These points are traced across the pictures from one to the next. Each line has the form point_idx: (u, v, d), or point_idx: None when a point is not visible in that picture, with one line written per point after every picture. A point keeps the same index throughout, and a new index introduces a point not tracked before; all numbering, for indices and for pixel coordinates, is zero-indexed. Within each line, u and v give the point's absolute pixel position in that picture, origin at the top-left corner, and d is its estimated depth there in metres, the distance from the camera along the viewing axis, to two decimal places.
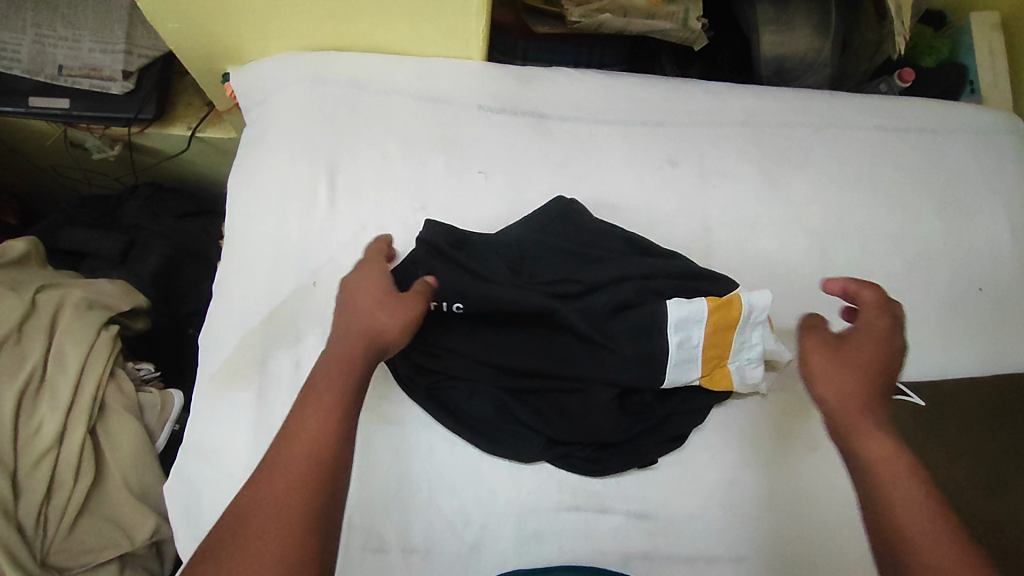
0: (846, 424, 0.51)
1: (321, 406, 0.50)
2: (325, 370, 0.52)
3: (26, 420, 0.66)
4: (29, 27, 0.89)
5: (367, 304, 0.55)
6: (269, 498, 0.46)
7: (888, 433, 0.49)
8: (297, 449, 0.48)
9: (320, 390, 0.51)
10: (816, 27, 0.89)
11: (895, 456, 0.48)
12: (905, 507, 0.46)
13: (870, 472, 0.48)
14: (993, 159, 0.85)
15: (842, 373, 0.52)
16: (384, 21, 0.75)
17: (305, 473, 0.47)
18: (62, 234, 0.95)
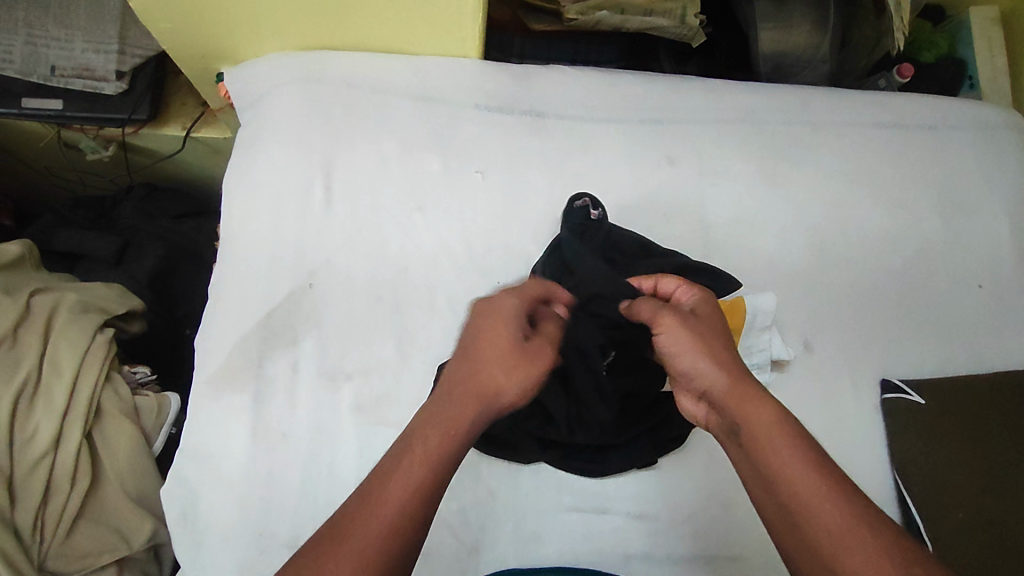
0: (732, 398, 0.49)
1: (440, 442, 0.46)
2: (448, 405, 0.48)
3: (21, 426, 0.65)
4: (21, 27, 0.88)
5: (500, 350, 0.51)
6: (369, 537, 0.42)
7: (752, 407, 0.48)
8: (400, 491, 0.44)
9: (436, 428, 0.47)
10: (816, 22, 0.87)
11: (762, 428, 0.47)
12: (793, 479, 0.44)
13: (756, 444, 0.47)
14: (994, 156, 0.84)
15: (704, 344, 0.51)
16: (380, 19, 0.74)
17: (411, 513, 0.44)
18: (57, 236, 0.94)
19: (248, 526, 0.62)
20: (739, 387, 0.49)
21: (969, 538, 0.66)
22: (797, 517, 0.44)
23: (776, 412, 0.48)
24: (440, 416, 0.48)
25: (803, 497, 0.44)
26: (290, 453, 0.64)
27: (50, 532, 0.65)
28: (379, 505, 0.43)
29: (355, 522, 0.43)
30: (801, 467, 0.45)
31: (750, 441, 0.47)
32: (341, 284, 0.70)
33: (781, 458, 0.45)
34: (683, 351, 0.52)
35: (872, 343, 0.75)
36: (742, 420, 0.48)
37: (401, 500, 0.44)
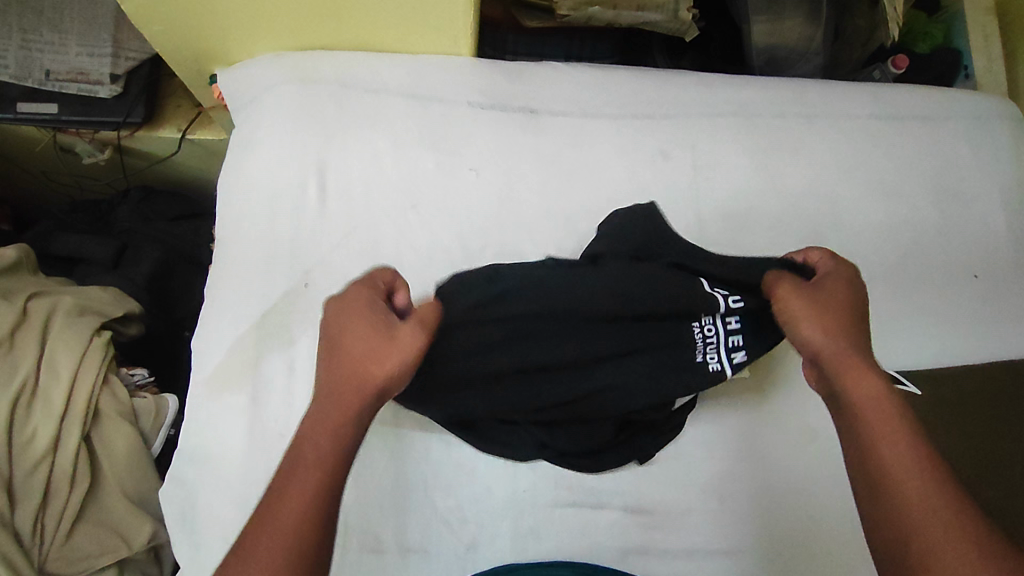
0: (842, 368, 0.49)
1: (309, 468, 0.44)
2: (309, 425, 0.46)
3: (19, 429, 0.65)
4: (15, 32, 0.88)
5: (365, 345, 0.48)
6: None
7: (878, 375, 0.48)
8: (291, 499, 0.43)
9: (302, 460, 0.45)
10: (808, 15, 0.87)
11: (884, 399, 0.46)
12: (897, 455, 0.44)
13: (863, 417, 0.46)
14: (990, 145, 0.84)
15: (831, 317, 0.51)
16: (371, 18, 0.74)
17: (287, 551, 0.41)
18: (55, 240, 0.95)
19: None
20: (854, 363, 0.49)
21: None
22: (891, 487, 0.43)
23: (885, 390, 0.47)
24: (303, 448, 0.45)
25: (903, 473, 0.43)
26: None
27: (50, 534, 0.65)
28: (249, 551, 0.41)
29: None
30: (909, 446, 0.44)
31: (855, 411, 0.47)
32: (336, 284, 0.70)
33: (892, 433, 0.45)
34: (803, 318, 0.52)
35: (869, 335, 0.75)
36: (852, 389, 0.47)
37: (268, 541, 0.41)
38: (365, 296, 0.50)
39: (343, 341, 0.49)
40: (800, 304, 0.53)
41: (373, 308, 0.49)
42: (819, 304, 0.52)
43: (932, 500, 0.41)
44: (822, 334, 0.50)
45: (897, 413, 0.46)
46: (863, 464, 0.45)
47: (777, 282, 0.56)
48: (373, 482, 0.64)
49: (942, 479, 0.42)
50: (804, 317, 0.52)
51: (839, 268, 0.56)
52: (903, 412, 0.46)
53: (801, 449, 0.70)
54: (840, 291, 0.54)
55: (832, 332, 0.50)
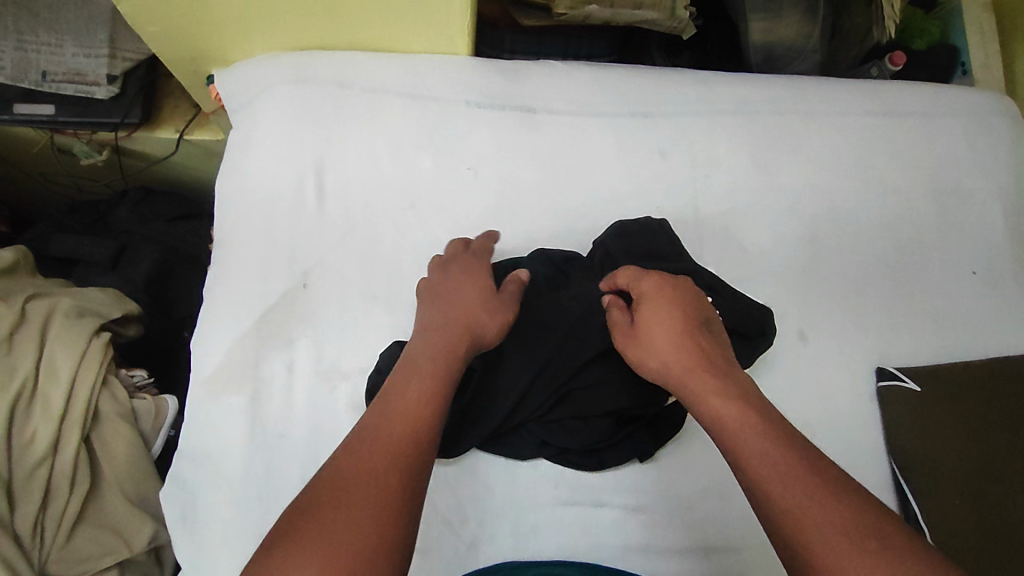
0: (689, 386, 0.52)
1: (412, 399, 0.48)
2: (411, 368, 0.51)
3: (19, 431, 0.65)
4: (10, 33, 0.87)
5: (466, 307, 0.57)
6: (354, 493, 0.42)
7: (721, 388, 0.50)
8: (394, 417, 0.47)
9: (403, 397, 0.48)
10: (805, 12, 0.87)
11: (728, 410, 0.48)
12: (751, 454, 0.45)
13: (718, 427, 0.48)
14: (987, 141, 0.84)
15: (656, 340, 0.55)
16: (368, 18, 0.74)
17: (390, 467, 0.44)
18: (53, 241, 0.95)
19: (248, 525, 0.62)
20: (700, 376, 0.51)
21: (965, 523, 0.66)
22: (756, 489, 0.44)
23: (733, 394, 0.50)
24: (405, 386, 0.49)
25: (761, 470, 0.44)
26: (288, 452, 0.65)
27: (50, 536, 0.65)
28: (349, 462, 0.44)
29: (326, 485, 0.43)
30: (762, 440, 0.46)
31: (710, 426, 0.49)
32: (336, 284, 0.70)
33: (740, 435, 0.47)
34: (638, 358, 0.56)
35: (867, 331, 0.75)
36: (703, 403, 0.50)
37: (373, 455, 0.44)
38: (459, 276, 0.61)
39: (443, 303, 0.58)
40: (630, 342, 0.57)
41: (472, 285, 0.60)
42: (641, 336, 0.56)
43: (793, 493, 0.43)
44: (660, 368, 0.54)
45: (747, 412, 0.48)
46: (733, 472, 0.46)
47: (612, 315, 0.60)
48: None
49: (798, 465, 0.44)
50: (637, 351, 0.56)
51: (647, 278, 0.59)
52: (751, 411, 0.48)
53: None
54: (661, 307, 0.56)
55: (668, 363, 0.54)
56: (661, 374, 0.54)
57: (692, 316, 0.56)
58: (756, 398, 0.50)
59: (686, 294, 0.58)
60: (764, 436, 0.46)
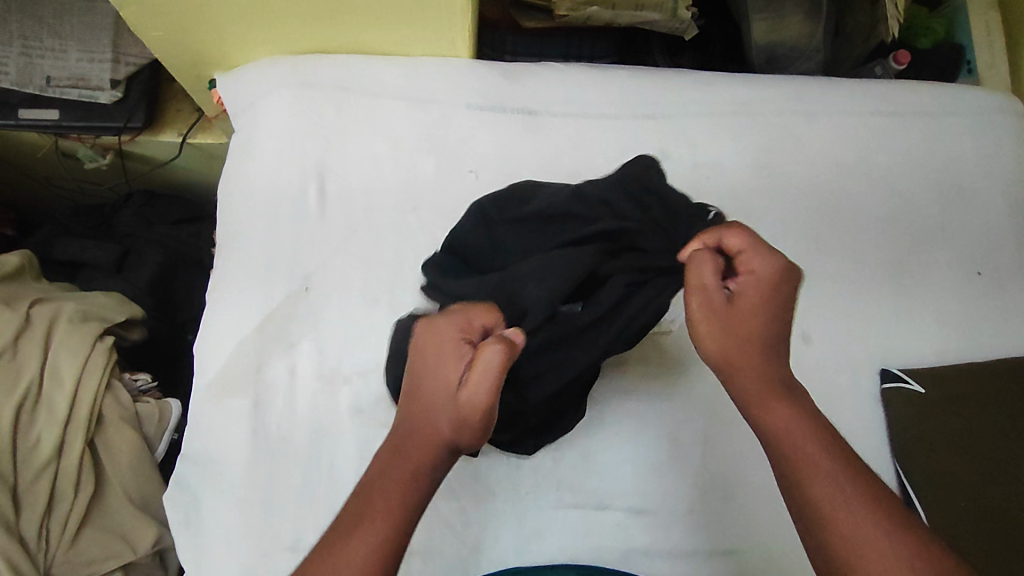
0: (756, 395, 0.51)
1: (400, 484, 0.46)
2: (404, 443, 0.48)
3: (24, 435, 0.66)
4: (15, 39, 0.88)
5: (437, 399, 0.47)
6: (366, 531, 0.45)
7: (788, 404, 0.51)
8: (412, 451, 0.48)
9: (391, 478, 0.47)
10: (807, 12, 0.87)
11: (793, 428, 0.49)
12: (819, 475, 0.47)
13: (782, 444, 0.49)
14: (992, 141, 0.84)
15: (738, 337, 0.52)
16: (369, 21, 0.74)
17: (366, 563, 0.43)
18: (57, 245, 0.95)
19: (251, 529, 0.62)
20: (766, 383, 0.51)
21: (969, 526, 0.66)
22: (824, 512, 0.46)
23: (798, 409, 0.50)
24: (393, 468, 0.47)
25: (826, 493, 0.46)
26: (290, 456, 0.65)
27: (55, 539, 0.66)
28: (345, 547, 0.44)
29: (324, 563, 0.44)
30: (826, 463, 0.48)
31: (774, 439, 0.50)
32: (337, 287, 0.70)
33: (807, 455, 0.48)
34: (713, 341, 0.52)
35: (871, 332, 0.75)
36: (768, 417, 0.50)
37: (387, 489, 0.46)
38: (446, 338, 0.48)
39: (423, 385, 0.49)
40: (708, 321, 0.52)
41: (451, 359, 0.47)
42: (721, 322, 0.52)
43: (860, 519, 0.45)
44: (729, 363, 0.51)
45: (811, 431, 0.49)
46: (795, 488, 0.48)
47: (690, 277, 0.52)
48: None
49: (861, 490, 0.47)
50: (710, 334, 0.52)
51: (760, 258, 0.52)
52: (817, 431, 0.49)
53: None
54: (759, 301, 0.52)
55: (734, 359, 0.51)
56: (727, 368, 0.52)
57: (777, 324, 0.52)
58: (813, 413, 0.51)
59: (786, 283, 0.52)
60: (831, 461, 0.48)
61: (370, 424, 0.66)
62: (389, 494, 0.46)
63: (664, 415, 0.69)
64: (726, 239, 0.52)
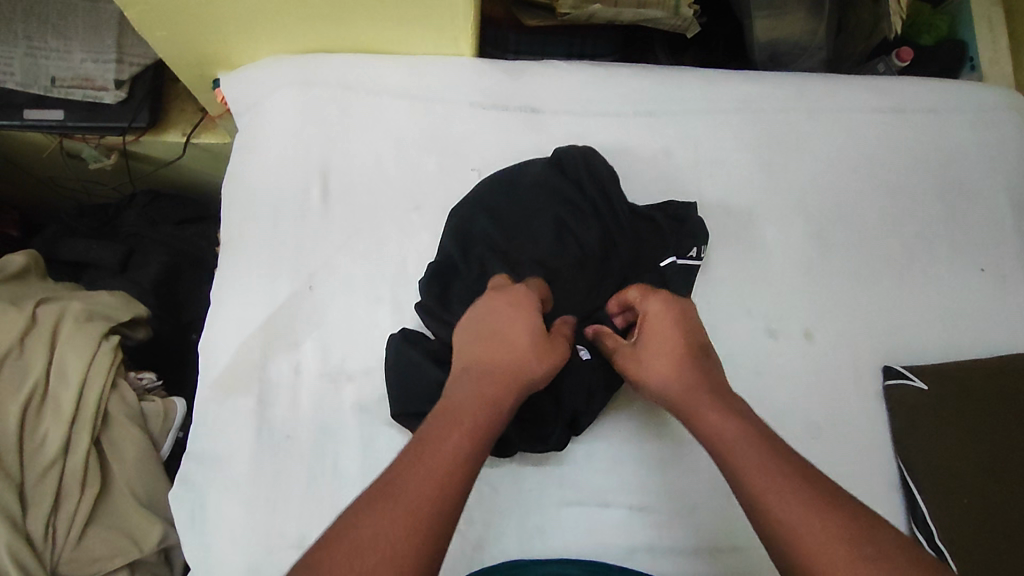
0: (689, 406, 0.55)
1: (484, 400, 0.51)
2: (480, 369, 0.53)
3: (30, 434, 0.66)
4: (20, 40, 0.89)
5: (513, 345, 0.55)
6: (422, 474, 0.45)
7: (727, 408, 0.53)
8: (467, 408, 0.50)
9: (473, 394, 0.51)
10: (810, 9, 0.87)
11: (731, 427, 0.52)
12: (749, 465, 0.49)
13: (717, 446, 0.51)
14: (995, 138, 0.83)
15: (657, 362, 0.57)
16: (372, 21, 0.74)
17: (457, 459, 0.46)
18: (63, 245, 0.96)
19: (255, 527, 0.63)
20: (696, 393, 0.55)
21: (974, 521, 0.66)
22: (756, 500, 0.47)
23: (730, 412, 0.53)
24: (461, 408, 0.50)
25: (758, 480, 0.48)
26: (294, 453, 0.65)
27: (62, 537, 0.66)
28: (433, 448, 0.47)
29: (408, 468, 0.45)
30: (753, 452, 0.49)
31: (710, 444, 0.52)
32: (341, 285, 0.70)
33: (737, 449, 0.50)
34: (641, 370, 0.58)
35: (874, 329, 0.75)
36: (703, 426, 0.53)
37: (442, 440, 0.47)
38: (523, 296, 0.58)
39: (499, 331, 0.55)
40: (629, 357, 0.60)
41: (533, 313, 0.57)
42: (640, 352, 0.59)
43: (795, 500, 0.46)
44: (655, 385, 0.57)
45: (744, 429, 0.51)
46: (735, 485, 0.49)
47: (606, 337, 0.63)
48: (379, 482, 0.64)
49: (792, 474, 0.48)
50: (638, 366, 0.59)
51: (655, 300, 0.61)
52: (748, 429, 0.51)
53: (807, 445, 0.69)
54: (665, 330, 0.59)
55: (662, 380, 0.56)
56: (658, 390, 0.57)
57: (692, 344, 0.58)
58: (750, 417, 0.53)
59: (687, 314, 0.60)
60: (768, 453, 0.49)
61: (375, 421, 0.66)
62: (471, 408, 0.50)
63: (664, 413, 0.68)
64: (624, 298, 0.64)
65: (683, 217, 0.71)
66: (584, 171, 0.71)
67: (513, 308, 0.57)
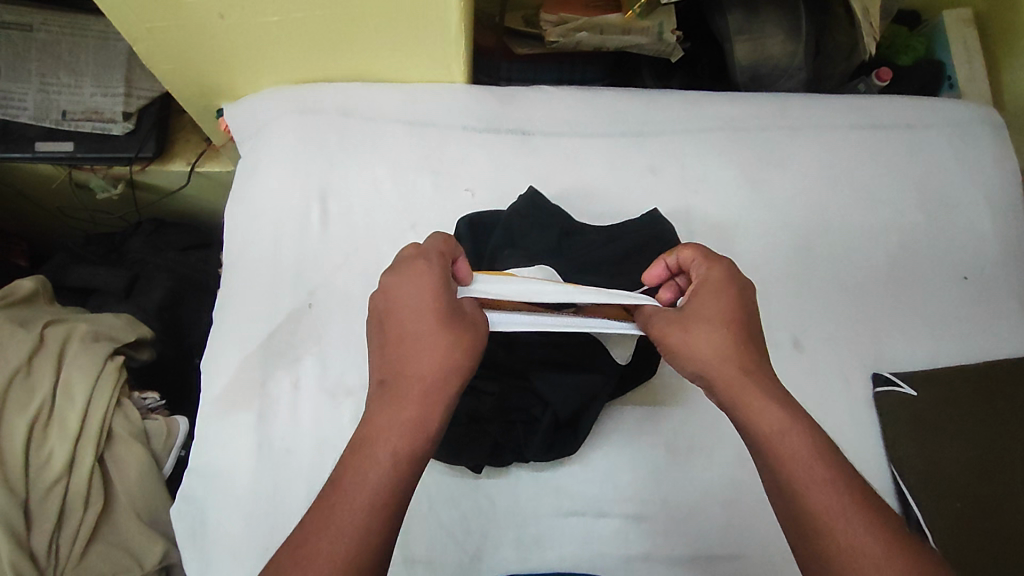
0: (737, 383, 0.51)
1: (419, 405, 0.48)
2: (406, 378, 0.49)
3: (35, 453, 0.68)
4: (34, 76, 0.93)
5: (436, 336, 0.50)
6: (349, 509, 0.44)
7: (774, 402, 0.50)
8: (397, 420, 0.48)
9: (404, 396, 0.49)
10: (789, 33, 0.90)
11: (781, 423, 0.49)
12: (798, 464, 0.47)
13: (749, 419, 0.50)
14: (974, 150, 0.86)
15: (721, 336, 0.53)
16: (367, 51, 0.77)
17: (383, 486, 0.45)
18: (70, 272, 0.99)
19: (255, 541, 0.64)
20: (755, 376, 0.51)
21: (963, 522, 0.67)
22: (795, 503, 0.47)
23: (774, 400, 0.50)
24: (390, 424, 0.47)
25: (802, 478, 0.47)
26: (294, 467, 0.66)
27: (64, 555, 0.67)
28: (360, 483, 0.45)
29: (336, 496, 0.45)
30: (792, 435, 0.48)
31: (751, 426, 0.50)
32: (339, 303, 0.72)
33: (783, 428, 0.49)
34: (703, 343, 0.53)
35: (860, 336, 0.77)
36: (749, 397, 0.51)
37: (367, 462, 0.46)
38: (429, 269, 0.53)
39: (410, 327, 0.51)
40: (694, 325, 0.54)
41: (447, 299, 0.52)
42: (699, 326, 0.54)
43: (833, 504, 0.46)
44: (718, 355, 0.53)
45: (791, 424, 0.49)
46: (765, 470, 0.49)
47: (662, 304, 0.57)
48: None
49: (822, 464, 0.47)
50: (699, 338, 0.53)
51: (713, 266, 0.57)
52: (789, 409, 0.50)
53: None
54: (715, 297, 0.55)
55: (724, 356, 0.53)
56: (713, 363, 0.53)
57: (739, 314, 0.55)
58: (780, 392, 0.51)
59: (738, 283, 0.56)
60: (819, 462, 0.47)
61: None
62: (395, 424, 0.47)
63: (659, 421, 0.70)
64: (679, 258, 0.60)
65: (656, 231, 0.72)
66: (545, 209, 0.73)
67: (423, 282, 0.52)
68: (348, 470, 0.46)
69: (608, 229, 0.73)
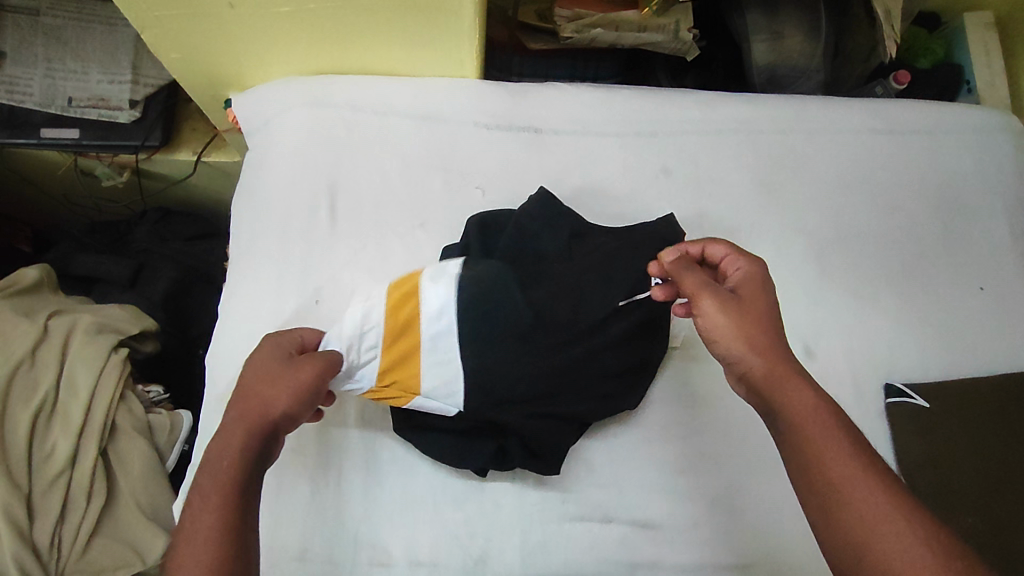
0: (771, 368, 0.52)
1: (248, 435, 0.52)
2: (237, 419, 0.53)
3: (38, 446, 0.68)
4: (40, 61, 0.92)
5: (269, 378, 0.55)
6: (196, 537, 0.46)
7: (809, 384, 0.51)
8: (224, 454, 0.51)
9: (232, 434, 0.52)
10: (807, 34, 0.89)
11: (813, 403, 0.50)
12: (826, 445, 0.47)
13: (778, 400, 0.51)
14: (994, 159, 0.84)
15: (746, 320, 0.54)
16: (378, 44, 0.76)
17: (222, 506, 0.48)
18: (74, 261, 0.98)
19: None
20: (775, 359, 0.52)
21: (973, 537, 0.66)
22: (821, 475, 0.47)
23: (808, 386, 0.51)
24: (223, 458, 0.51)
25: (827, 455, 0.47)
26: (298, 466, 0.65)
27: (66, 549, 0.66)
28: (190, 524, 0.47)
29: (183, 532, 0.47)
30: (823, 416, 0.49)
31: (785, 412, 0.50)
32: (347, 301, 0.71)
33: (810, 407, 0.50)
34: (722, 324, 0.54)
35: (873, 347, 0.76)
36: (776, 381, 0.51)
37: (204, 495, 0.49)
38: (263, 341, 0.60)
39: (250, 377, 0.56)
40: (719, 303, 0.55)
41: (279, 360, 0.57)
42: (734, 311, 0.54)
43: (858, 482, 0.46)
44: (751, 346, 0.53)
45: (819, 406, 0.50)
46: (788, 447, 0.49)
47: (684, 281, 0.58)
48: (380, 495, 0.65)
49: (854, 445, 0.48)
50: (719, 319, 0.54)
51: (741, 261, 0.59)
52: (818, 392, 0.51)
53: None
54: (754, 291, 0.56)
55: (755, 344, 0.53)
56: (748, 351, 0.53)
57: (770, 305, 0.56)
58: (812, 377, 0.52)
59: (770, 282, 0.58)
60: (848, 442, 0.48)
61: (377, 435, 0.67)
62: (227, 457, 0.51)
63: (669, 428, 0.69)
64: (709, 250, 0.61)
65: (672, 234, 0.70)
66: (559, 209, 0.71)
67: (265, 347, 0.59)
68: (190, 510, 0.48)
69: (622, 230, 0.72)
